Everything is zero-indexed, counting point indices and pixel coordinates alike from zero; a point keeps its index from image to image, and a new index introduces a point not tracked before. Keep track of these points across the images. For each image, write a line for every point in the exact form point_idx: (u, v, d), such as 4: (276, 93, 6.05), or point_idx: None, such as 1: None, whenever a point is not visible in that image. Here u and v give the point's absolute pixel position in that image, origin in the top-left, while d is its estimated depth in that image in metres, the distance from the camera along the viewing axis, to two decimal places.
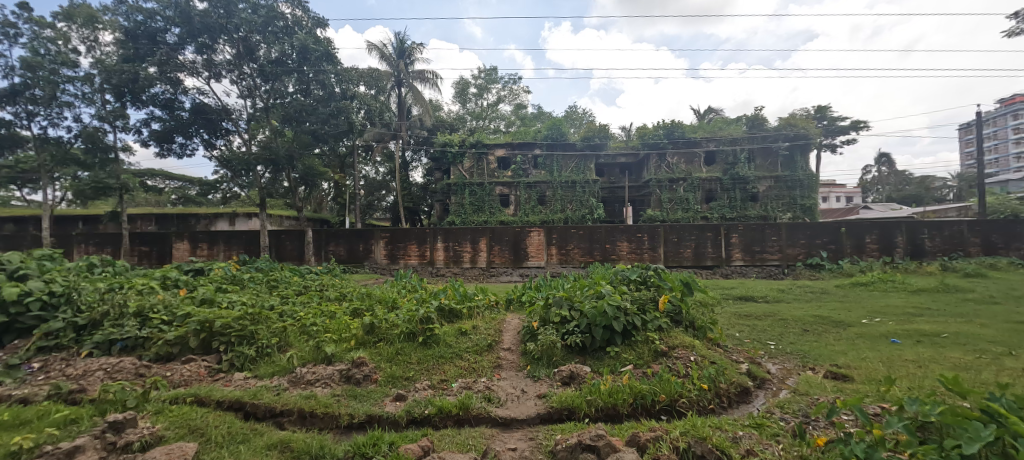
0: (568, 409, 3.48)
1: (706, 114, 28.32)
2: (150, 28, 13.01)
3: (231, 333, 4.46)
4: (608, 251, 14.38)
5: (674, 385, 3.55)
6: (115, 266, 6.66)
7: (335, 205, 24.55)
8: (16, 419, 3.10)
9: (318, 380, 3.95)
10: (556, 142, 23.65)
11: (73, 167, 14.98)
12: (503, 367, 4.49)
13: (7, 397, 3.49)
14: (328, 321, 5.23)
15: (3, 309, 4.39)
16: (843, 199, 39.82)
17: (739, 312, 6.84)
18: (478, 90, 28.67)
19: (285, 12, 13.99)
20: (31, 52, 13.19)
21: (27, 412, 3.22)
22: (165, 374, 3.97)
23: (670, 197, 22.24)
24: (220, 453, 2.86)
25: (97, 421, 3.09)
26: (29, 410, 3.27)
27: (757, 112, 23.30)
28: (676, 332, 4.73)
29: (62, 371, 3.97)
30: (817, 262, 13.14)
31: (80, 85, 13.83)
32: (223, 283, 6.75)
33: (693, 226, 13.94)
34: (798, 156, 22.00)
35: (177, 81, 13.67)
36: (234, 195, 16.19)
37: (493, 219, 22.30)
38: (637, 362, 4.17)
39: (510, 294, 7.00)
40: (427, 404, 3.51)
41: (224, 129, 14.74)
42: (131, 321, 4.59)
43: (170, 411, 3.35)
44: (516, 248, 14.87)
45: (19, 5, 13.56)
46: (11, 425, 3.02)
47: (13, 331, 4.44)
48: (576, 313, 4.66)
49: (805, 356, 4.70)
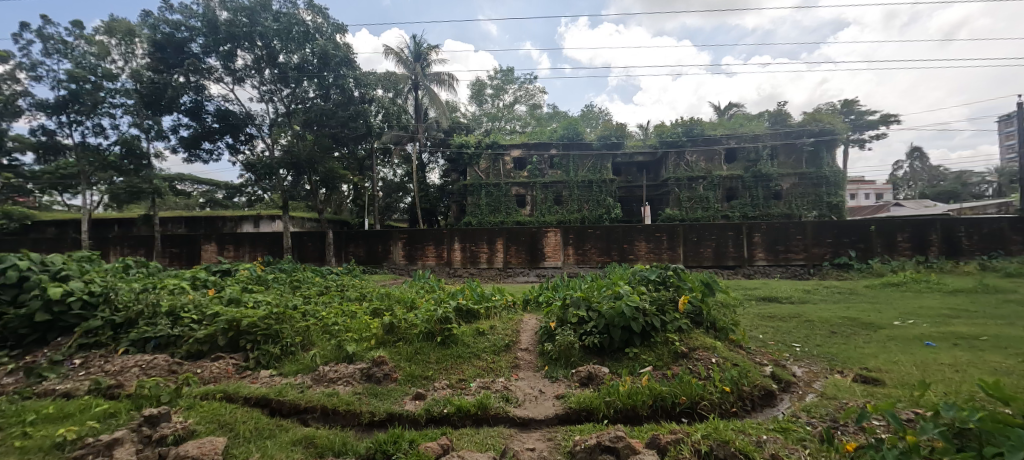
0: (586, 409, 3.46)
1: (727, 109, 27.68)
2: (177, 38, 13.46)
3: (257, 332, 4.56)
4: (625, 251, 14.22)
5: (695, 386, 3.49)
6: (149, 267, 6.91)
7: (355, 207, 24.94)
8: (61, 411, 3.26)
9: (340, 379, 4.01)
10: (572, 141, 23.56)
11: (111, 172, 15.68)
12: (521, 367, 4.48)
13: (52, 393, 3.69)
14: (349, 321, 5.28)
15: (46, 307, 4.58)
16: (872, 196, 38.94)
17: (762, 313, 6.67)
18: (495, 90, 28.65)
19: (306, 19, 14.27)
20: (75, 64, 13.77)
21: (70, 405, 3.38)
22: (196, 371, 4.09)
23: (689, 196, 21.88)
24: (247, 448, 2.94)
25: (135, 415, 3.22)
26: (71, 403, 3.42)
27: (780, 108, 22.69)
28: (697, 333, 4.64)
29: (100, 367, 4.13)
30: (845, 262, 12.72)
31: (118, 96, 14.42)
32: (248, 283, 6.92)
33: (715, 225, 13.67)
34: (824, 152, 21.28)
35: (202, 88, 14.10)
36: (258, 198, 16.46)
37: (509, 219, 22.40)
38: (657, 364, 4.11)
39: (527, 294, 6.99)
40: (446, 403, 3.52)
41: (247, 134, 15.09)
42: (164, 319, 4.73)
43: (200, 406, 3.45)
44: (532, 249, 14.83)
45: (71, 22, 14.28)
46: (56, 417, 3.18)
47: (56, 328, 4.65)
48: (594, 313, 4.62)
49: (833, 359, 4.55)
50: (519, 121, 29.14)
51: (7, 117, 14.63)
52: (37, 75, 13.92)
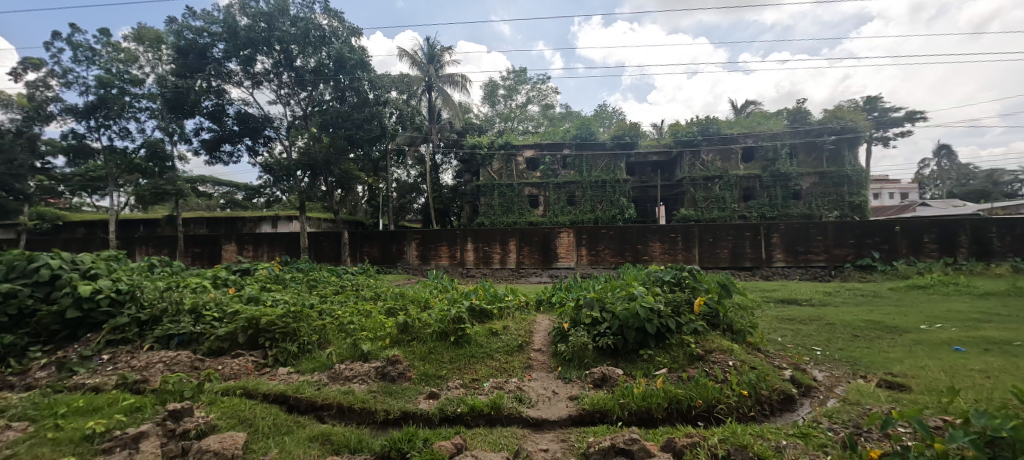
0: (600, 411, 3.43)
1: (745, 107, 27.17)
2: (200, 44, 13.80)
3: (275, 330, 4.63)
4: (639, 251, 14.09)
5: (712, 390, 3.43)
6: (172, 266, 7.07)
7: (369, 207, 25.18)
8: (90, 404, 3.36)
9: (355, 377, 4.04)
10: (585, 141, 23.47)
11: (136, 175, 16.08)
12: (534, 367, 4.46)
13: (82, 387, 3.79)
14: (364, 320, 5.32)
15: (76, 304, 4.71)
16: (896, 196, 38.03)
17: (781, 315, 6.54)
18: (508, 91, 28.67)
19: (322, 24, 14.48)
20: (104, 70, 14.19)
21: (99, 398, 3.48)
22: (217, 367, 4.17)
23: (705, 196, 21.61)
24: (266, 443, 2.98)
25: (159, 410, 3.31)
26: (100, 397, 3.52)
27: (799, 105, 22.21)
28: (713, 335, 4.57)
29: (127, 362, 4.23)
30: (868, 264, 12.41)
31: (144, 101, 14.82)
32: (266, 282, 7.03)
33: (732, 226, 13.46)
34: (846, 150, 20.79)
35: (223, 92, 14.38)
36: (276, 198, 16.73)
37: (522, 220, 22.40)
38: (672, 366, 4.06)
39: (539, 295, 6.98)
40: (460, 402, 3.52)
41: (266, 136, 15.35)
42: (186, 317, 4.84)
43: (222, 402, 3.51)
44: (545, 249, 14.78)
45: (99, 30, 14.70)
46: (85, 410, 3.28)
47: (86, 325, 4.79)
48: (607, 314, 4.58)
49: (855, 363, 4.43)
50: (532, 121, 29.13)
51: (40, 122, 15.24)
52: (67, 82, 14.35)
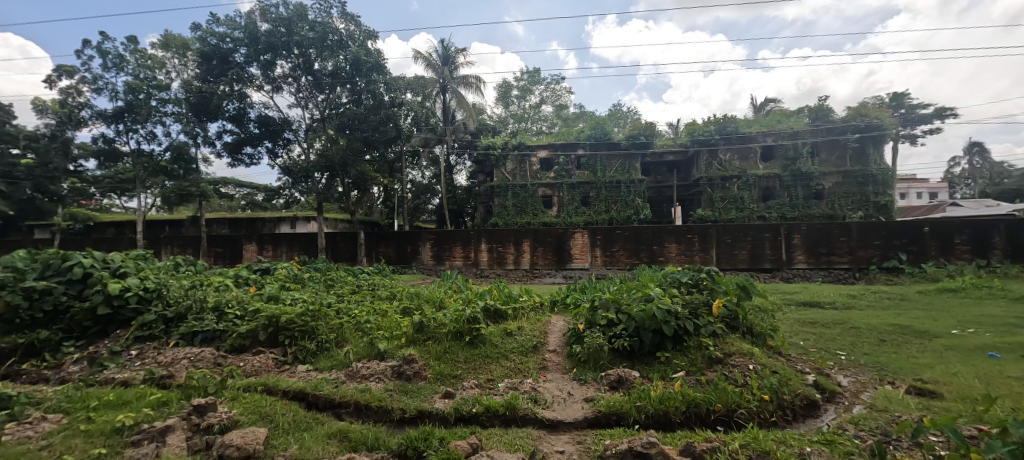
0: (616, 414, 3.39)
1: (765, 105, 26.61)
2: (222, 50, 14.11)
3: (294, 328, 4.70)
4: (655, 253, 13.94)
5: (731, 394, 3.37)
6: (196, 265, 7.26)
7: (384, 208, 25.42)
8: (119, 398, 3.46)
9: (372, 375, 4.08)
10: (599, 141, 23.30)
11: (162, 177, 16.51)
12: (549, 368, 4.44)
13: (111, 381, 3.91)
14: (380, 319, 5.36)
15: (107, 301, 4.86)
16: (926, 196, 36.90)
17: (803, 318, 6.39)
18: (521, 91, 28.63)
19: (339, 28, 14.68)
20: (132, 76, 14.64)
21: (128, 392, 3.58)
22: (239, 364, 4.25)
23: (723, 196, 21.31)
24: (286, 439, 3.03)
25: (184, 404, 3.39)
26: (129, 391, 3.63)
27: (821, 103, 21.67)
28: (733, 338, 4.48)
29: (154, 358, 4.35)
30: (895, 266, 12.03)
31: (170, 105, 15.23)
32: (286, 281, 7.15)
33: (751, 226, 13.22)
34: (871, 149, 20.23)
35: (244, 96, 14.67)
36: (294, 199, 17.02)
37: (535, 220, 22.38)
38: (690, 369, 3.99)
39: (554, 295, 6.95)
40: (475, 402, 3.52)
41: (285, 139, 15.62)
42: (210, 314, 4.95)
43: (244, 397, 3.58)
44: (559, 250, 14.72)
45: (128, 37, 15.17)
46: (115, 403, 3.37)
47: (116, 322, 4.94)
48: (624, 316, 4.53)
49: (882, 368, 4.30)
50: (546, 122, 29.08)
51: (72, 126, 15.83)
52: (98, 87, 14.85)
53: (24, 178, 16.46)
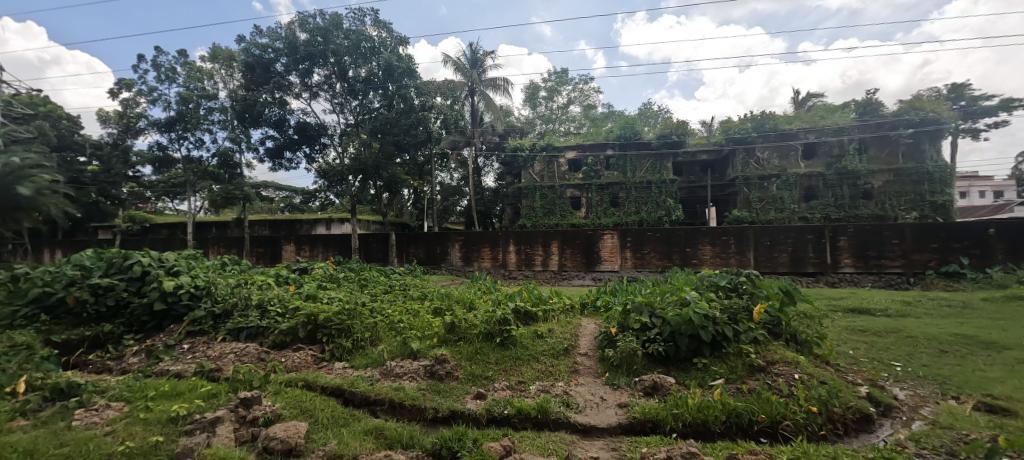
0: (652, 421, 3.30)
1: (806, 100, 25.47)
2: (264, 59, 14.72)
3: (332, 326, 4.83)
4: (687, 256, 13.58)
5: (776, 404, 3.22)
6: (241, 264, 7.60)
7: (414, 210, 25.84)
8: (174, 389, 3.63)
9: (405, 374, 4.13)
10: (629, 141, 22.91)
11: (210, 181, 17.37)
12: (580, 372, 4.37)
13: (166, 373, 4.12)
14: (412, 318, 5.43)
15: (163, 297, 5.15)
16: (989, 195, 34.36)
17: (851, 326, 6.05)
18: (549, 92, 28.49)
19: (372, 35, 15.05)
20: (184, 87, 15.50)
21: (182, 383, 3.76)
22: (281, 360, 4.39)
23: (760, 197, 20.58)
24: (325, 434, 3.10)
25: (232, 397, 3.54)
26: (182, 382, 3.81)
27: (868, 97, 20.54)
28: (775, 345, 4.29)
29: (204, 352, 4.55)
30: (954, 271, 11.21)
31: (217, 114, 16.01)
32: (322, 280, 7.38)
33: (792, 227, 12.68)
34: (926, 144, 19.00)
35: (284, 103, 15.22)
36: (329, 202, 17.54)
37: (563, 221, 22.25)
38: (730, 377, 3.84)
39: (584, 298, 6.86)
40: (507, 404, 3.51)
41: (321, 143, 16.12)
42: (254, 311, 5.15)
43: (285, 392, 3.69)
44: (588, 252, 14.55)
45: (180, 51, 16.07)
46: (169, 394, 3.55)
47: (171, 316, 5.22)
48: (658, 320, 4.42)
49: (943, 382, 4.01)
50: (574, 122, 28.88)
51: (130, 135, 16.95)
52: (153, 98, 15.78)
53: (89, 183, 17.73)
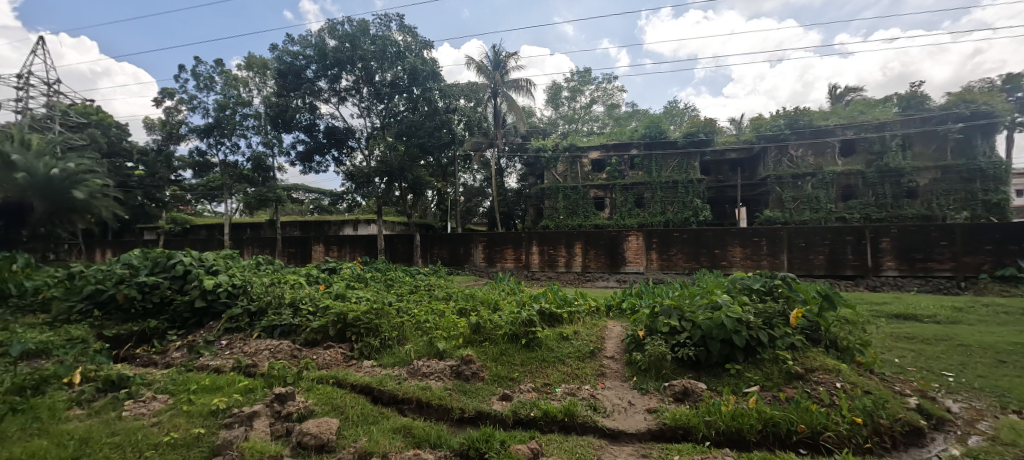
0: (683, 427, 3.21)
1: (845, 94, 24.45)
2: (296, 66, 15.16)
3: (360, 325, 4.92)
4: (716, 257, 13.22)
5: (816, 414, 3.09)
6: (274, 264, 7.84)
7: (437, 211, 26.12)
8: (214, 383, 3.77)
9: (432, 374, 4.16)
10: (654, 140, 22.50)
11: (244, 184, 18.01)
12: (607, 375, 4.29)
13: (206, 367, 4.28)
14: (438, 319, 5.46)
15: (203, 295, 5.36)
16: None
17: (896, 332, 5.75)
18: (571, 92, 28.28)
19: (398, 40, 15.30)
20: (221, 95, 16.12)
21: (221, 378, 3.90)
22: (313, 357, 4.50)
23: (794, 196, 19.89)
24: (356, 431, 3.15)
25: (267, 392, 3.65)
26: (222, 377, 3.95)
27: (912, 90, 19.53)
28: (814, 351, 4.12)
29: (240, 348, 4.71)
30: (1010, 275, 10.50)
31: (252, 120, 16.58)
32: (351, 280, 7.53)
33: (829, 228, 12.18)
34: (978, 138, 17.85)
35: (314, 108, 15.63)
36: (356, 203, 17.91)
37: (587, 222, 22.07)
38: (765, 383, 3.70)
39: (610, 300, 6.76)
40: (533, 407, 3.49)
41: (349, 147, 16.48)
42: (287, 310, 5.29)
43: (317, 389, 3.78)
44: (612, 253, 14.35)
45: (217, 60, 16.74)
46: (210, 388, 3.68)
47: (210, 314, 5.41)
48: (688, 323, 4.31)
49: (1002, 395, 3.75)
50: (597, 122, 28.59)
51: (172, 141, 17.78)
52: (192, 106, 16.47)
53: (135, 187, 18.70)
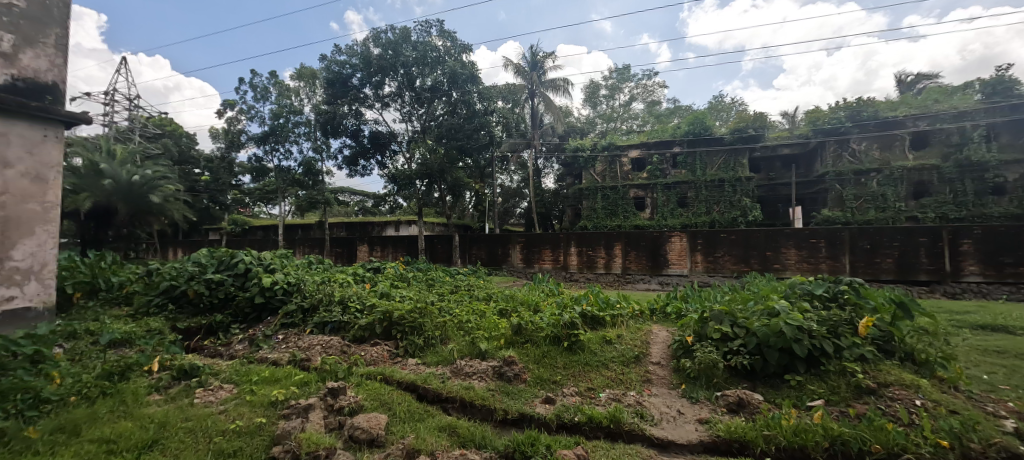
0: (739, 441, 3.04)
1: (918, 81, 22.50)
2: (343, 75, 15.77)
3: (405, 324, 5.03)
4: (768, 260, 12.53)
5: (892, 434, 2.83)
6: (324, 263, 8.17)
7: (476, 212, 26.41)
8: (273, 375, 3.96)
9: (475, 374, 4.18)
10: (698, 137, 21.67)
11: (296, 187, 18.93)
12: (653, 382, 4.14)
13: (265, 360, 4.50)
14: (480, 319, 5.47)
15: (262, 292, 5.67)
16: None
17: (982, 346, 5.19)
18: (609, 91, 27.73)
19: (438, 45, 15.60)
20: (276, 104, 17.05)
21: (279, 371, 4.08)
22: (361, 353, 4.64)
23: (857, 193, 18.61)
24: (404, 428, 3.20)
25: (321, 386, 3.78)
26: (280, 369, 4.14)
27: (997, 75, 17.71)
28: (887, 365, 3.79)
29: (295, 343, 4.92)
30: None
31: (302, 127, 17.41)
32: (394, 280, 7.72)
33: (899, 228, 11.26)
34: None
35: (359, 113, 16.19)
36: (397, 205, 18.40)
37: (627, 223, 21.59)
38: (831, 398, 3.45)
39: (653, 303, 6.55)
40: (577, 411, 3.42)
41: (391, 150, 16.99)
42: (337, 307, 5.49)
43: (366, 384, 3.88)
44: (654, 255, 13.92)
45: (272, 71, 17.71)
46: (270, 379, 3.87)
47: (268, 309, 5.70)
48: (741, 330, 4.09)
49: None
50: (636, 120, 27.92)
51: (233, 148, 19.01)
52: (249, 115, 17.52)
53: (202, 191, 20.13)
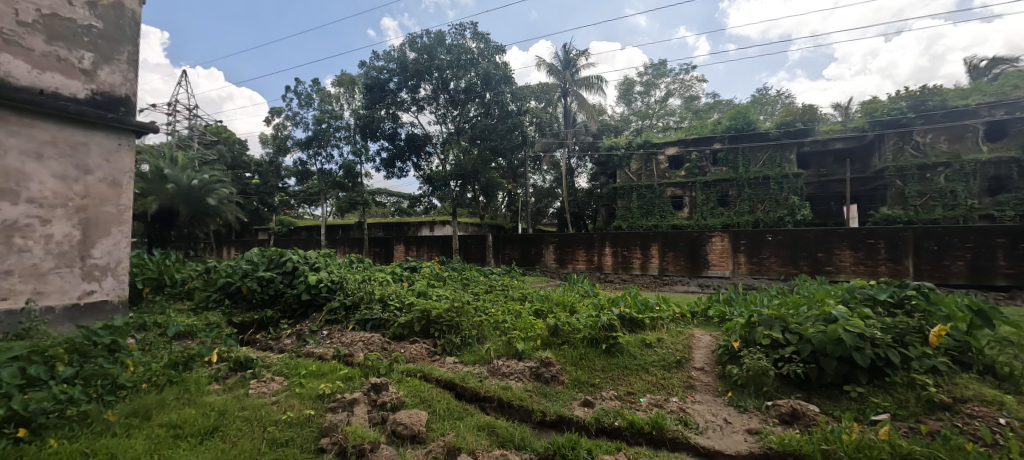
0: (794, 454, 2.87)
1: (993, 66, 20.61)
2: (380, 80, 16.19)
3: (442, 323, 5.09)
4: (819, 261, 11.85)
5: (971, 453, 2.59)
6: (364, 262, 8.42)
7: (510, 212, 26.48)
8: (319, 369, 4.10)
9: (512, 374, 4.16)
10: (741, 132, 20.80)
11: (338, 189, 19.62)
12: (696, 388, 3.99)
13: (312, 354, 4.68)
14: (515, 319, 5.45)
15: (308, 289, 5.91)
16: None
17: None
18: (644, 87, 27.08)
19: (472, 47, 15.76)
20: (319, 110, 17.74)
21: (325, 365, 4.23)
22: (401, 350, 4.73)
23: (920, 189, 17.32)
24: (444, 426, 3.23)
25: (364, 381, 3.88)
26: (326, 364, 4.29)
27: None
28: (962, 378, 3.47)
29: (339, 339, 5.08)
30: None
31: (343, 132, 18.02)
32: (430, 279, 7.84)
33: (972, 228, 10.36)
34: None
35: (396, 117, 16.58)
36: (432, 206, 18.69)
37: (664, 222, 21.02)
38: (899, 412, 3.20)
39: (694, 305, 6.32)
40: (618, 415, 3.33)
41: (426, 152, 17.32)
42: (377, 305, 5.62)
43: (406, 381, 3.95)
44: (693, 256, 13.46)
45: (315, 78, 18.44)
46: (317, 374, 4.01)
47: (314, 306, 5.93)
48: (794, 336, 3.86)
49: None
50: (674, 116, 27.15)
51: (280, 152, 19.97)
52: (295, 121, 18.32)
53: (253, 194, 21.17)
